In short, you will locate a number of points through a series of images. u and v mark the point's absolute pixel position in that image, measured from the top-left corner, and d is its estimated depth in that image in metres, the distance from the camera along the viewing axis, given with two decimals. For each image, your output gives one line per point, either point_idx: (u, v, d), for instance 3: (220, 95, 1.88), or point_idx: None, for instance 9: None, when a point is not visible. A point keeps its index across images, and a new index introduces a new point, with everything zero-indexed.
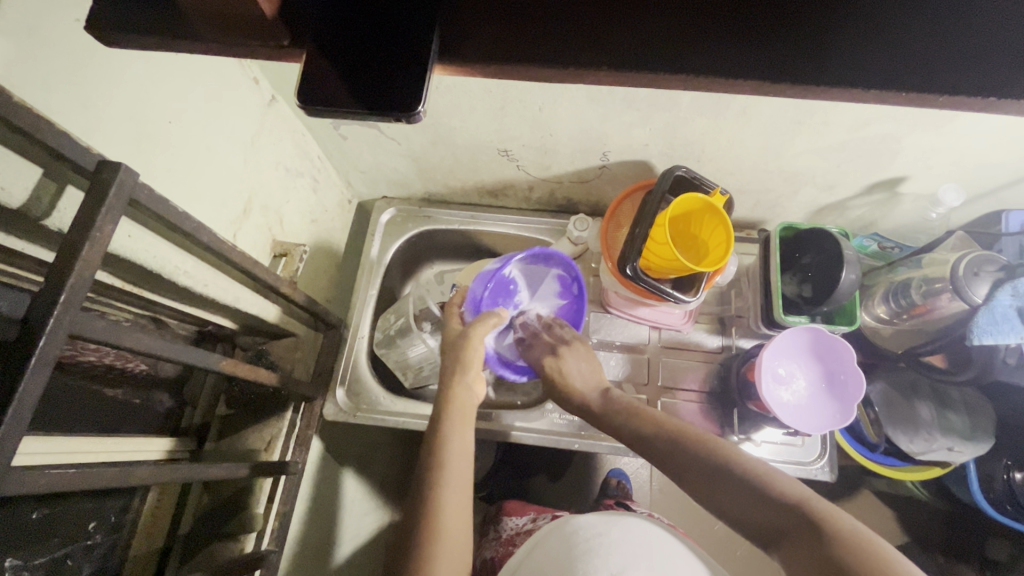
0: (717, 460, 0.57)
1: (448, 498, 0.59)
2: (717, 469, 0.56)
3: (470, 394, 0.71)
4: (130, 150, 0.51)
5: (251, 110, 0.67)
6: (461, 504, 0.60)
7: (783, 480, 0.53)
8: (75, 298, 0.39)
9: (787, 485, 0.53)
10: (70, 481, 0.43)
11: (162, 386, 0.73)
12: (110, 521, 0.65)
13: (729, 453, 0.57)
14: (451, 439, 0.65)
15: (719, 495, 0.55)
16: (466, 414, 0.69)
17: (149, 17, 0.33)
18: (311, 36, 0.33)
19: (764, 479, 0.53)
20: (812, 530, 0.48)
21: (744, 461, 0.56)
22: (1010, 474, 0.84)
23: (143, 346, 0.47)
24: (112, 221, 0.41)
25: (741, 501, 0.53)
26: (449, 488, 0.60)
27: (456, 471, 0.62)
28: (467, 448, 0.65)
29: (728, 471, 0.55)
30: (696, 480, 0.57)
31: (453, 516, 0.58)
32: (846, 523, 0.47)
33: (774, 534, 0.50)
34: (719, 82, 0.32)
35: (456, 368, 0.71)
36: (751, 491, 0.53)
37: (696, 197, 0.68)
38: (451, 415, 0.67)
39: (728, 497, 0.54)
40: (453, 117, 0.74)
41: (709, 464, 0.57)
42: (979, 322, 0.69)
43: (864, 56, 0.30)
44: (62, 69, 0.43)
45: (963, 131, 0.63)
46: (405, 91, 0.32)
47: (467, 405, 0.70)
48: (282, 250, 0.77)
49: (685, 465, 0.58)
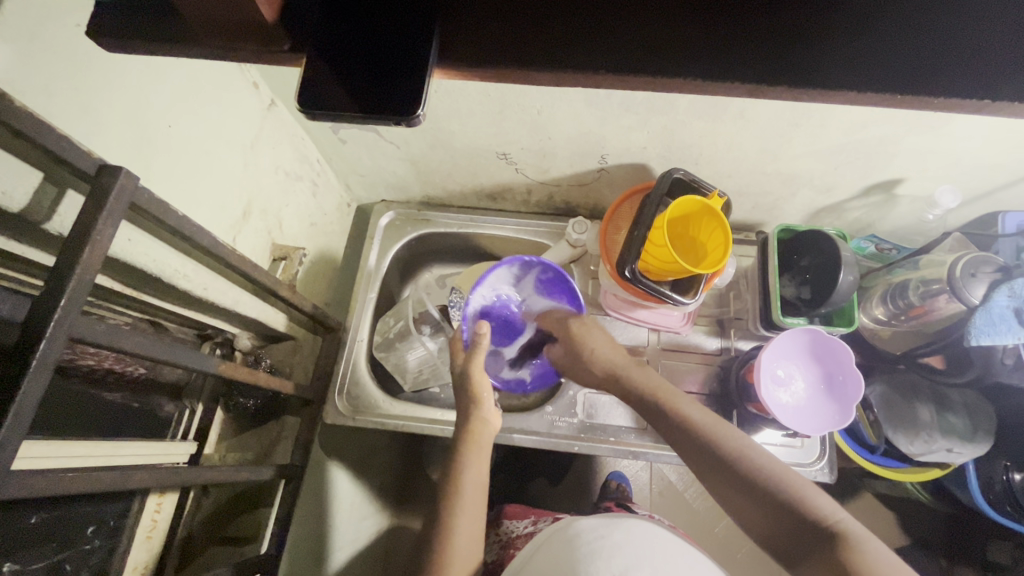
0: (751, 474, 0.55)
1: (461, 529, 0.60)
2: (756, 487, 0.54)
3: (486, 426, 0.70)
4: (131, 155, 0.51)
5: (250, 114, 0.67)
6: (475, 527, 0.61)
7: (815, 498, 0.52)
8: (76, 301, 0.39)
9: (815, 498, 0.52)
10: (68, 485, 0.43)
11: (161, 391, 0.73)
12: (109, 525, 0.64)
13: (755, 460, 0.56)
14: (470, 469, 0.65)
15: (753, 508, 0.54)
16: (483, 447, 0.68)
17: (151, 22, 0.33)
18: (310, 40, 0.33)
19: (794, 491, 0.53)
20: (835, 548, 0.48)
21: (770, 468, 0.56)
22: (1010, 475, 0.84)
23: (142, 349, 0.47)
24: (112, 225, 0.41)
25: (767, 511, 0.53)
26: (461, 518, 0.60)
27: (470, 505, 0.62)
28: (482, 479, 0.65)
29: (762, 485, 0.54)
30: (723, 485, 0.57)
31: (465, 539, 0.59)
32: (870, 547, 0.47)
33: (798, 544, 0.51)
34: (720, 84, 0.32)
35: (471, 401, 0.70)
36: (783, 506, 0.53)
37: (693, 200, 0.68)
38: (467, 450, 0.67)
39: (762, 512, 0.54)
40: (453, 120, 0.74)
41: (742, 480, 0.55)
42: (976, 322, 0.70)
43: (861, 63, 0.30)
44: (61, 72, 0.43)
45: (959, 133, 0.63)
46: (405, 95, 0.32)
47: (484, 439, 0.69)
48: (281, 253, 0.77)
49: (711, 464, 0.58)
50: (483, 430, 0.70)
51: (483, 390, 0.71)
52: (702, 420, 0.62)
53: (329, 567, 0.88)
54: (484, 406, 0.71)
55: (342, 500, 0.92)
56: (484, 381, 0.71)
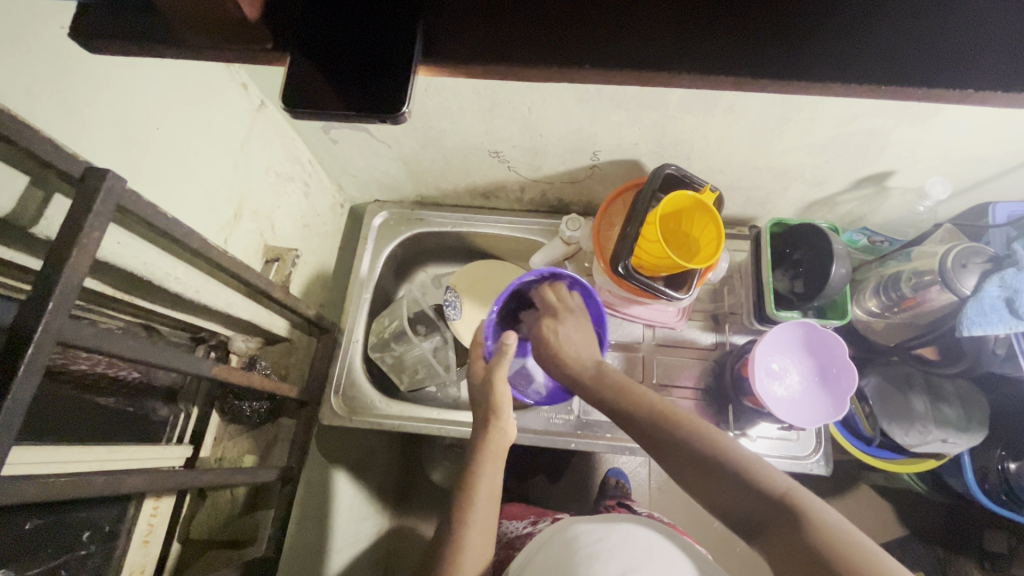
0: (713, 456, 0.55)
1: (472, 541, 0.60)
2: (718, 470, 0.54)
3: (503, 433, 0.68)
4: (119, 158, 0.51)
5: (239, 115, 0.67)
6: (485, 539, 0.61)
7: (774, 475, 0.52)
8: (65, 305, 0.39)
9: (775, 476, 0.52)
10: (62, 489, 0.43)
11: (155, 395, 0.72)
12: (105, 530, 0.63)
13: (719, 444, 0.56)
14: (484, 476, 0.64)
15: (719, 494, 0.54)
16: (498, 455, 0.67)
17: (132, 23, 0.33)
18: (293, 39, 0.33)
19: (755, 472, 0.53)
20: (800, 527, 0.48)
21: (734, 451, 0.55)
22: (1004, 465, 0.85)
23: (132, 352, 0.46)
24: (100, 228, 0.41)
25: (732, 494, 0.53)
26: (471, 528, 0.60)
27: (482, 515, 0.62)
28: (495, 489, 0.65)
29: (723, 469, 0.54)
30: (687, 471, 0.56)
31: (476, 552, 0.59)
32: (831, 520, 0.47)
33: (762, 525, 0.51)
34: (712, 78, 0.32)
35: (489, 413, 0.68)
36: (743, 487, 0.52)
37: (685, 195, 0.68)
38: (478, 460, 0.66)
39: (728, 498, 0.53)
40: (444, 119, 0.74)
41: (700, 462, 0.55)
42: (968, 313, 0.70)
43: (844, 56, 0.31)
44: (46, 78, 0.43)
45: (948, 125, 0.64)
46: (390, 92, 0.32)
47: (500, 446, 0.68)
48: (274, 255, 0.77)
49: (672, 452, 0.58)
50: (502, 442, 0.68)
51: (503, 401, 0.68)
52: (664, 408, 0.61)
53: (329, 569, 0.88)
54: (503, 418, 0.68)
55: (341, 501, 0.91)
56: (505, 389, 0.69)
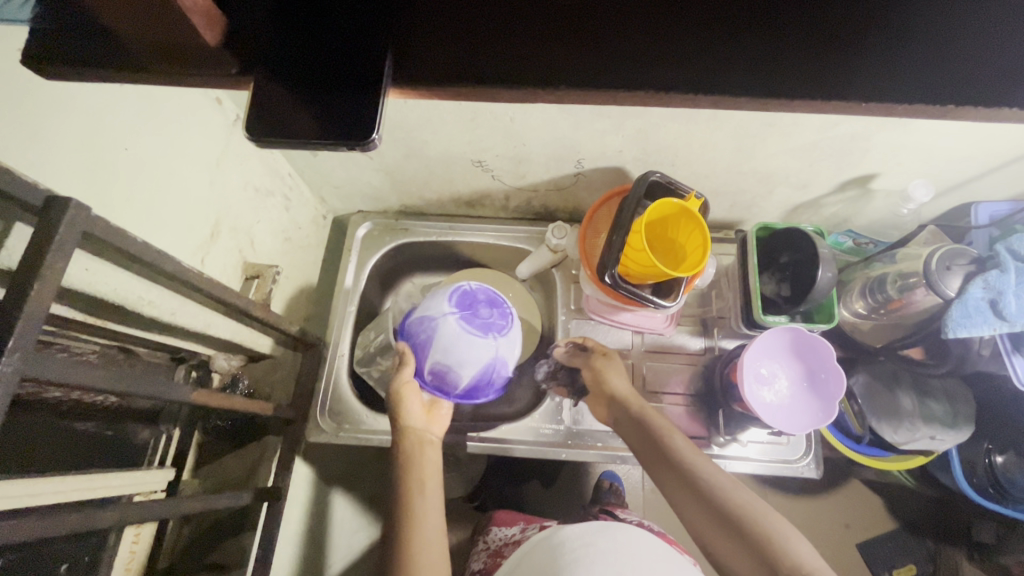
0: (731, 513, 0.57)
1: (423, 534, 0.63)
2: (733, 526, 0.57)
3: (420, 432, 0.74)
4: (87, 184, 0.49)
5: (214, 131, 0.65)
6: (437, 530, 0.65)
7: (790, 543, 0.54)
8: (26, 340, 0.37)
9: (793, 548, 0.53)
10: (31, 531, 0.41)
11: (135, 418, 0.70)
12: (84, 561, 0.62)
13: (743, 503, 0.58)
14: (426, 478, 0.69)
15: (727, 547, 0.57)
16: (424, 453, 0.72)
17: (87, 49, 0.32)
18: (258, 65, 0.31)
19: (774, 539, 0.54)
20: None
21: (758, 515, 0.57)
22: (991, 458, 0.87)
23: (104, 382, 0.45)
24: (63, 258, 0.39)
25: (741, 551, 0.55)
26: (422, 526, 0.64)
27: (433, 518, 0.65)
28: (438, 487, 0.69)
29: (739, 527, 0.56)
30: (702, 520, 0.59)
31: (432, 542, 0.63)
32: None
33: None
34: (705, 99, 0.31)
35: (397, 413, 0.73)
36: (758, 548, 0.54)
37: (670, 203, 0.68)
38: (414, 465, 0.70)
39: (734, 549, 0.56)
40: (425, 130, 0.73)
41: (721, 516, 0.58)
42: (953, 315, 0.70)
43: (817, 73, 0.30)
44: (5, 105, 0.41)
45: (929, 129, 0.64)
46: (361, 118, 0.31)
47: (418, 440, 0.73)
48: (254, 271, 0.75)
49: (691, 498, 0.60)
50: (418, 435, 0.73)
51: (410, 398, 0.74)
52: (696, 456, 0.64)
53: None
54: (412, 418, 0.74)
55: (330, 515, 0.90)
56: (411, 394, 0.74)
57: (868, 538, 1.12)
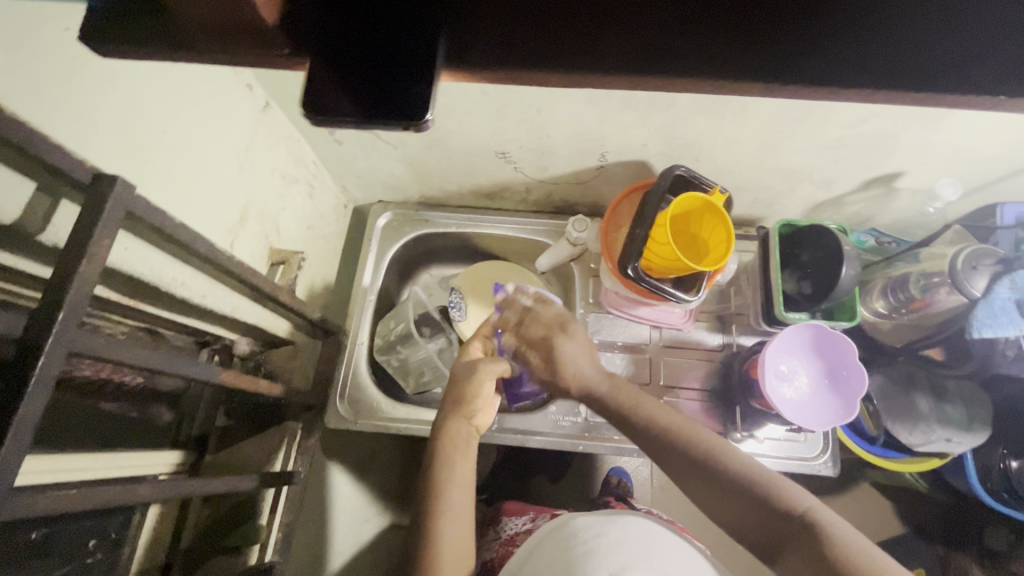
0: (730, 474, 0.59)
1: (447, 528, 0.63)
2: (734, 486, 0.58)
3: (460, 422, 0.73)
4: (126, 163, 0.50)
5: (244, 116, 0.66)
6: (464, 523, 0.65)
7: (790, 491, 0.57)
8: (74, 315, 0.38)
9: (795, 494, 0.56)
10: (70, 503, 0.42)
11: (160, 399, 0.71)
12: (110, 537, 0.63)
13: (740, 461, 0.60)
14: (461, 469, 0.68)
15: (728, 507, 0.59)
16: (461, 442, 0.72)
17: (140, 26, 0.32)
18: (311, 45, 0.32)
19: (778, 490, 0.57)
20: (814, 541, 0.52)
21: (755, 470, 0.59)
22: (1007, 464, 0.86)
23: (142, 360, 0.46)
24: (109, 236, 0.40)
25: (742, 511, 0.58)
26: (446, 518, 0.64)
27: (460, 507, 0.65)
28: (468, 478, 0.69)
29: (741, 485, 0.58)
30: (699, 486, 0.61)
31: (454, 536, 0.63)
32: (846, 539, 0.51)
33: (778, 542, 0.55)
34: (750, 85, 0.31)
35: (453, 403, 0.74)
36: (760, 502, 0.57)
37: (696, 196, 0.68)
38: (449, 453, 0.70)
39: (737, 510, 0.58)
40: (450, 120, 0.73)
41: (721, 478, 0.59)
42: (978, 315, 0.71)
43: (860, 66, 0.30)
44: (52, 83, 0.42)
45: (959, 127, 0.64)
46: (411, 100, 0.31)
47: (465, 432, 0.73)
48: (280, 258, 0.76)
49: (687, 467, 0.61)
50: (460, 425, 0.73)
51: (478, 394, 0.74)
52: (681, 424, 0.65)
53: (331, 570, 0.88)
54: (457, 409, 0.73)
55: (344, 502, 0.91)
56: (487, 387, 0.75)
57: (877, 540, 1.12)
